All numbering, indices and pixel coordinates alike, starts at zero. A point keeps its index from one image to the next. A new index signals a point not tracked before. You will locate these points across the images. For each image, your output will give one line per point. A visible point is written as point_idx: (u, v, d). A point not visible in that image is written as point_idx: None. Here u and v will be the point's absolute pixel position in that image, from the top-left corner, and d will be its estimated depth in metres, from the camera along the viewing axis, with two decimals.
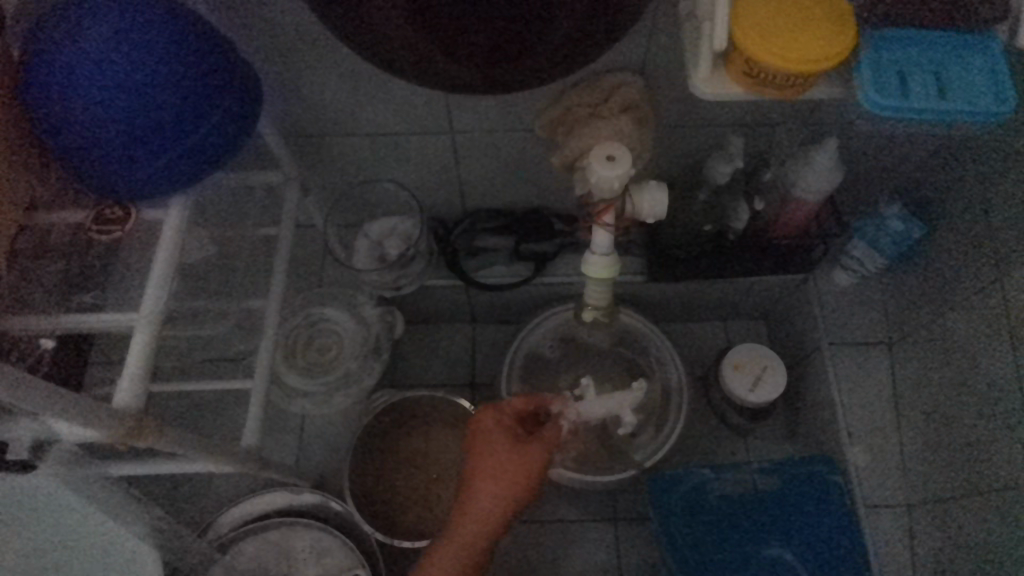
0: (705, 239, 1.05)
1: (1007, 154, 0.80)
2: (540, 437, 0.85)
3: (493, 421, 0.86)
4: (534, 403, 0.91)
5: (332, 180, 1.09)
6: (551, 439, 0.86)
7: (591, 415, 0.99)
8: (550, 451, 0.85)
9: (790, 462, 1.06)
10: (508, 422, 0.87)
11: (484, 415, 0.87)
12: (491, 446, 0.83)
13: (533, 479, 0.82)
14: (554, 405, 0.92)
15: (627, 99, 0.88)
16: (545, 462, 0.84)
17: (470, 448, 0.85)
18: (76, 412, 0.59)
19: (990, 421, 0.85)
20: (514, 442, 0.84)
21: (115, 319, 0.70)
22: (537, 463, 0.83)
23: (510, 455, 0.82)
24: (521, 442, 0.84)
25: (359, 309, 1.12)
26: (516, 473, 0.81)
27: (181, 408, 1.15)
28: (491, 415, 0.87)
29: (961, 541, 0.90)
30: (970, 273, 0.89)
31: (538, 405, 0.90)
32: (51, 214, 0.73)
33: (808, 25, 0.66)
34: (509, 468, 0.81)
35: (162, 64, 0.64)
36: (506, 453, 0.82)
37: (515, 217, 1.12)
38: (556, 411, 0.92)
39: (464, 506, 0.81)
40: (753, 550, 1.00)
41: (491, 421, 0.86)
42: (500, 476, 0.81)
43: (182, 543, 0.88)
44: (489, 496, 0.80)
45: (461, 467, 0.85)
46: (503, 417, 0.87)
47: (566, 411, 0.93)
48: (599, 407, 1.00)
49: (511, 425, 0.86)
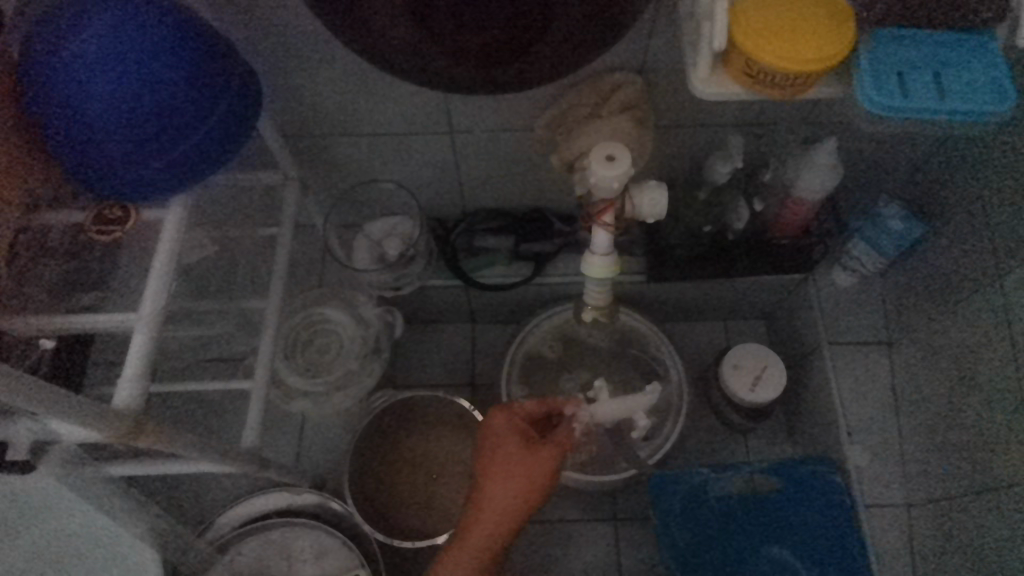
0: (704, 240, 1.06)
1: (1007, 153, 0.80)
2: (551, 440, 0.84)
3: (506, 423, 0.85)
4: (547, 404, 0.89)
5: (332, 180, 1.09)
6: (563, 441, 0.84)
7: (606, 416, 0.96)
8: (562, 454, 0.84)
9: (789, 462, 1.06)
10: (520, 424, 0.86)
11: (496, 417, 0.86)
12: (502, 451, 0.83)
13: (544, 485, 0.82)
14: (569, 406, 0.90)
15: (627, 99, 0.88)
16: (557, 467, 0.83)
17: (482, 451, 0.85)
18: (76, 413, 0.59)
19: (990, 421, 0.85)
20: (526, 447, 0.83)
21: (116, 318, 0.70)
22: (547, 469, 0.82)
23: (521, 463, 0.82)
24: (532, 447, 0.83)
25: (359, 310, 1.12)
26: (527, 479, 0.81)
27: (181, 408, 1.15)
28: (503, 417, 0.86)
29: (962, 540, 0.90)
30: (970, 273, 0.89)
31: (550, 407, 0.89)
32: (50, 214, 0.72)
33: (809, 25, 0.66)
34: (520, 477, 0.81)
35: (163, 66, 0.64)
36: (517, 460, 0.82)
37: (516, 217, 1.12)
38: (569, 413, 0.90)
39: (478, 512, 0.82)
40: (751, 550, 1.01)
41: (504, 423, 0.85)
42: (513, 486, 0.81)
43: (182, 544, 0.88)
44: (501, 503, 0.81)
45: (472, 469, 0.86)
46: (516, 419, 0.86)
47: (579, 413, 0.90)
48: (615, 407, 0.96)
49: (522, 428, 0.85)
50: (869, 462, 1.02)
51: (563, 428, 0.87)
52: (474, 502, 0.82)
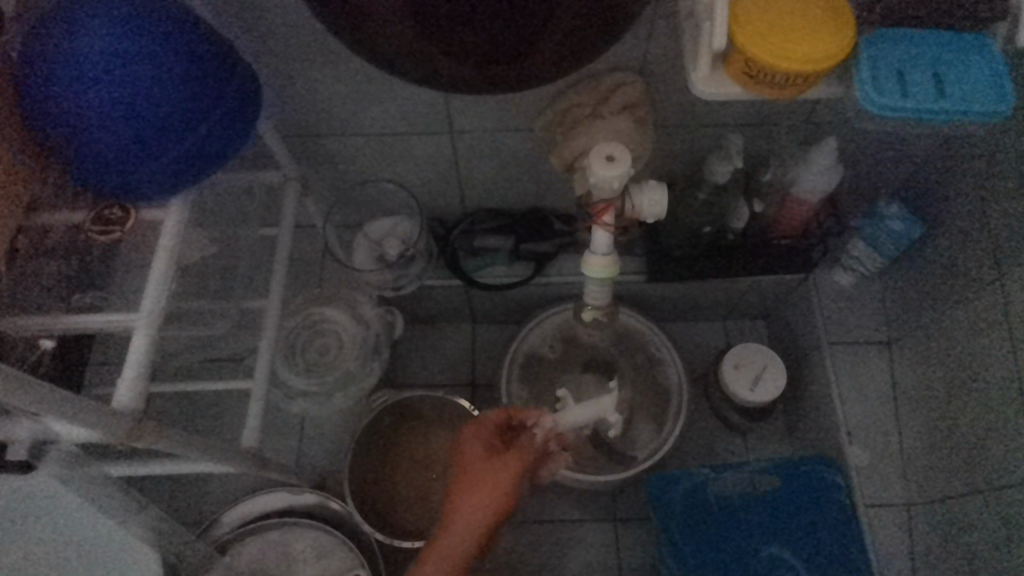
0: (704, 241, 1.06)
1: (1008, 153, 0.80)
2: (516, 449, 0.85)
3: (474, 436, 0.87)
4: (510, 412, 0.91)
5: (332, 180, 1.09)
6: (526, 448, 0.85)
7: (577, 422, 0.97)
8: (526, 459, 0.84)
9: (791, 462, 1.05)
10: (488, 437, 0.88)
11: (466, 433, 0.88)
12: (470, 460, 0.84)
13: (512, 485, 0.81)
14: (530, 416, 0.91)
15: (626, 98, 0.88)
16: (523, 471, 0.83)
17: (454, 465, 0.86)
18: (77, 413, 0.59)
19: (991, 421, 0.85)
20: (492, 456, 0.84)
21: (114, 319, 0.70)
22: (512, 468, 0.82)
23: (487, 464, 0.83)
24: (496, 454, 0.84)
25: (359, 310, 1.12)
26: (493, 480, 0.81)
27: (181, 408, 1.15)
28: (473, 432, 0.88)
29: (962, 539, 0.90)
30: (970, 273, 0.89)
31: (512, 415, 0.91)
32: (49, 215, 0.71)
33: (809, 25, 0.66)
34: (486, 477, 0.81)
35: (163, 68, 0.64)
36: (483, 466, 0.83)
37: (515, 217, 1.11)
38: (532, 422, 0.91)
39: (449, 517, 0.79)
40: (751, 550, 1.00)
41: (473, 435, 0.87)
42: (481, 483, 0.80)
43: (183, 543, 0.88)
44: (472, 502, 0.79)
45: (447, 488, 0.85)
46: (484, 433, 0.88)
47: (542, 421, 0.91)
48: (580, 414, 0.97)
49: (489, 439, 0.87)
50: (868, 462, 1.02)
51: (528, 437, 0.88)
52: (446, 508, 0.80)
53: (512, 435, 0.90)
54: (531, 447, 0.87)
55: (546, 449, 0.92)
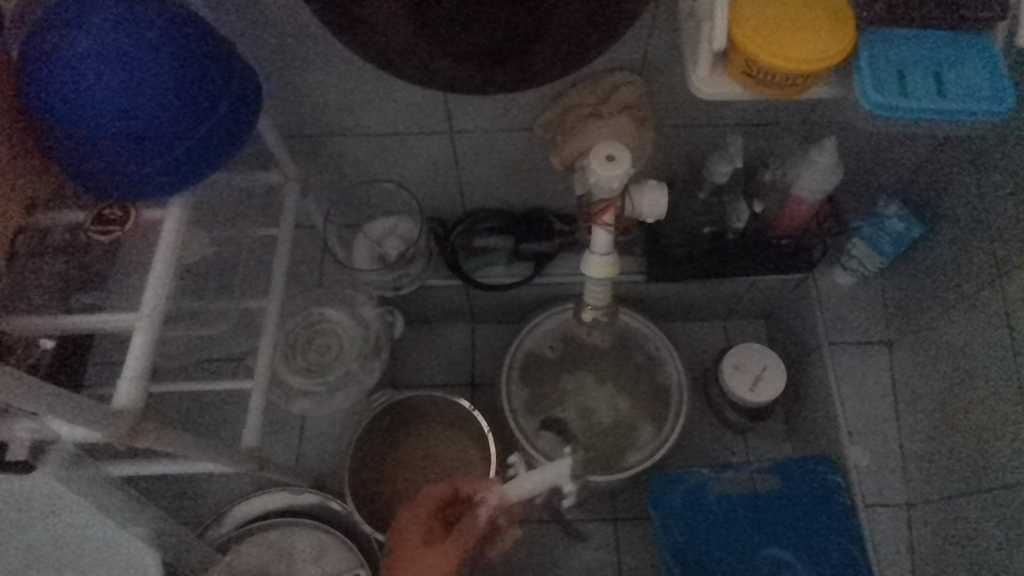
0: (704, 240, 1.06)
1: (1008, 152, 0.80)
2: (458, 529, 0.99)
3: (414, 517, 0.97)
4: (456, 485, 1.01)
5: (332, 180, 1.09)
6: (470, 526, 1.00)
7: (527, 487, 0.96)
8: (465, 542, 0.98)
9: (792, 462, 1.06)
10: (430, 515, 0.98)
11: (404, 515, 0.98)
12: (415, 524, 0.97)
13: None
14: (474, 491, 1.01)
15: (626, 98, 0.88)
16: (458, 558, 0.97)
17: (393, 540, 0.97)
18: (77, 413, 0.59)
19: (991, 421, 0.85)
20: (437, 538, 0.97)
21: (114, 318, 0.70)
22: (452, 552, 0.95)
23: (428, 556, 0.95)
24: (445, 531, 0.97)
25: (359, 310, 1.12)
26: (425, 562, 0.94)
27: (181, 408, 1.15)
28: (411, 513, 0.98)
29: (961, 539, 0.90)
30: (970, 273, 0.89)
31: (457, 491, 1.01)
32: (50, 214, 0.72)
33: (808, 26, 0.66)
34: (432, 557, 0.95)
35: (164, 69, 0.64)
36: (430, 544, 0.96)
37: (515, 217, 1.12)
38: (476, 498, 1.01)
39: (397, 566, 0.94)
40: (751, 550, 1.01)
41: (412, 516, 0.98)
42: (427, 555, 0.95)
43: (183, 543, 0.88)
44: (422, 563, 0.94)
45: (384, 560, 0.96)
46: (423, 512, 0.98)
47: (488, 496, 1.01)
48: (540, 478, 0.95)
49: (431, 520, 0.98)
50: (868, 462, 1.02)
51: (469, 512, 1.00)
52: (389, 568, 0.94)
53: (452, 521, 0.99)
54: (472, 530, 1.00)
55: (478, 529, 1.01)
